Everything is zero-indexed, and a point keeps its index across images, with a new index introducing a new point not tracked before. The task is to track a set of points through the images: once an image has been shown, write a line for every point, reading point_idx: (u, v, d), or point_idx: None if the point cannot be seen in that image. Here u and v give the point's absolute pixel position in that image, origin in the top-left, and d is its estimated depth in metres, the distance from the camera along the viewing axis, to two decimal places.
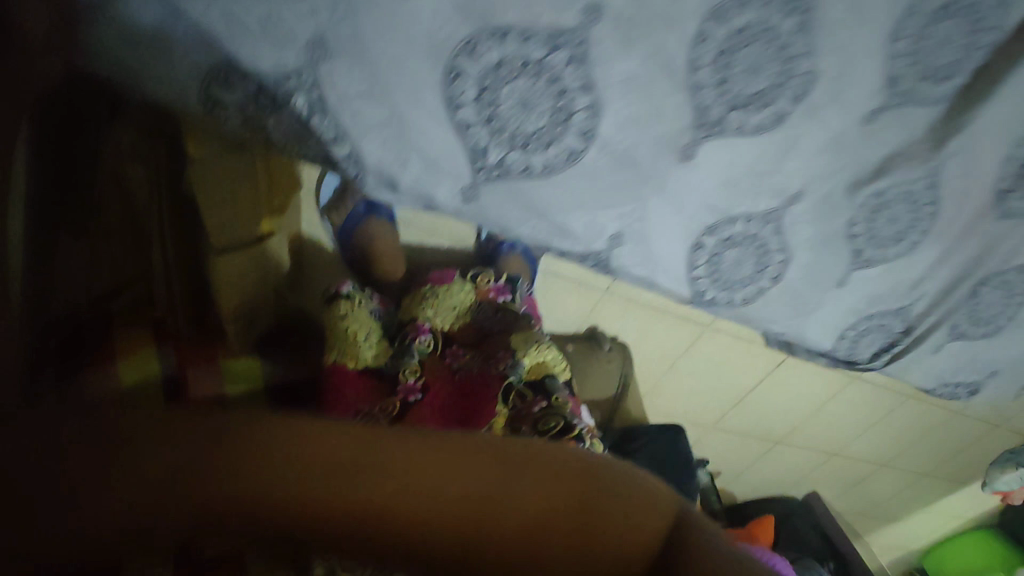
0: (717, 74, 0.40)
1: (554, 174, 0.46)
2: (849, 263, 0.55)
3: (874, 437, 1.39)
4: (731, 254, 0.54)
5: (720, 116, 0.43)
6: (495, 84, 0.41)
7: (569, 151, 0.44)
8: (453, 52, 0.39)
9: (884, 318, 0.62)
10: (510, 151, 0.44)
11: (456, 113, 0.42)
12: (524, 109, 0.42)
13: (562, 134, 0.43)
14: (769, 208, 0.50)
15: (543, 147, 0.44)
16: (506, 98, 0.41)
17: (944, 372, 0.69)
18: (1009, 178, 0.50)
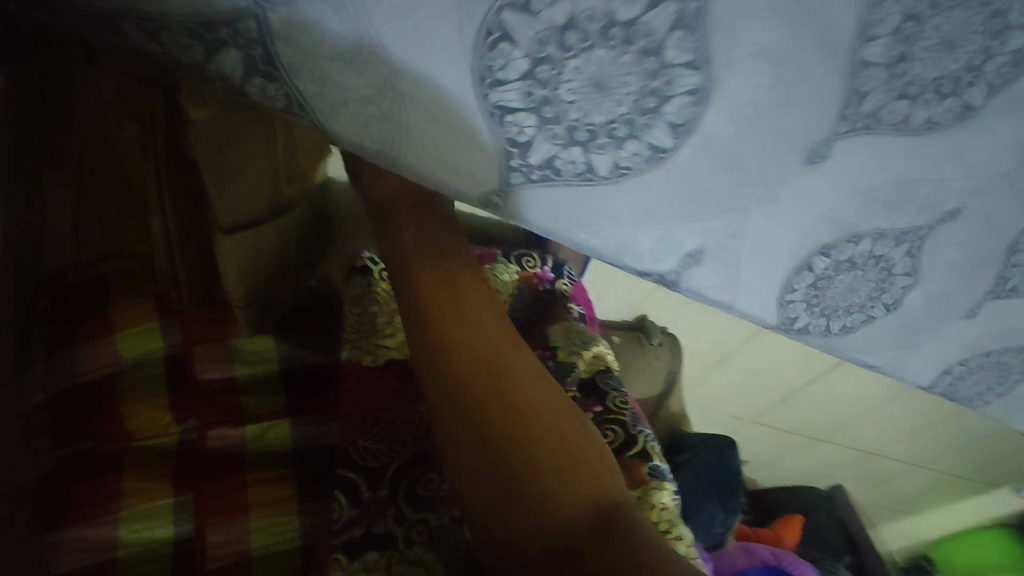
0: (892, 50, 0.28)
1: (625, 179, 0.33)
2: (987, 293, 0.45)
3: (924, 441, 1.30)
4: (846, 281, 0.42)
5: (881, 108, 0.31)
6: (558, 54, 0.28)
7: (652, 148, 0.32)
8: (502, 5, 0.26)
9: (1001, 357, 0.52)
10: (564, 150, 0.32)
11: (494, 93, 0.30)
12: (597, 92, 0.30)
13: (645, 126, 0.31)
14: (913, 226, 0.38)
15: (616, 143, 0.32)
16: (572, 75, 0.29)
17: None
18: None
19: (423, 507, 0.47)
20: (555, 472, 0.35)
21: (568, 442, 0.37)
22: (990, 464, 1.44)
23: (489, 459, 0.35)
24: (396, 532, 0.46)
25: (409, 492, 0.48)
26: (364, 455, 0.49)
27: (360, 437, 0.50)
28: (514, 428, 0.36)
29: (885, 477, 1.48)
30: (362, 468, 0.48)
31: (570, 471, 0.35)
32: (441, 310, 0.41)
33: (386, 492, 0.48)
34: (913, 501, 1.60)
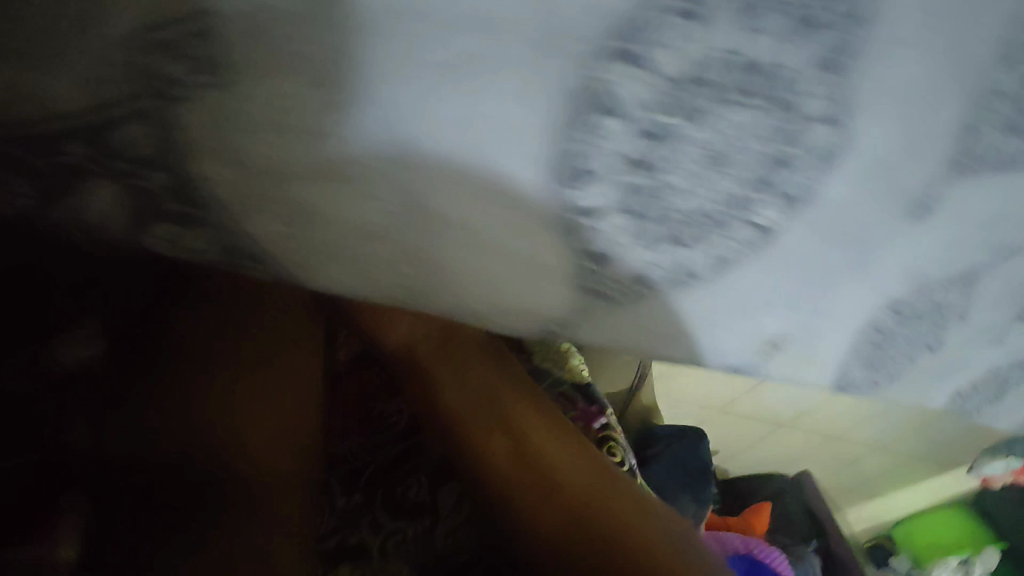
0: (999, 108, 0.26)
1: (709, 247, 0.30)
2: None
3: (885, 426, 1.34)
4: (909, 339, 0.37)
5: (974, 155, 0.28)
6: (678, 122, 0.26)
7: (758, 226, 0.29)
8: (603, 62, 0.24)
9: None
10: (654, 249, 0.30)
11: (580, 163, 0.26)
12: (711, 163, 0.27)
13: (756, 209, 0.29)
14: (973, 269, 0.32)
15: (721, 225, 0.29)
16: (680, 156, 0.27)
17: None
18: None
19: (403, 517, 0.53)
20: (612, 520, 0.44)
21: (609, 493, 0.46)
22: (947, 450, 1.49)
23: (558, 530, 0.44)
24: (369, 543, 0.51)
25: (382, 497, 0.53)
26: (346, 453, 0.55)
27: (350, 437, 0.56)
28: (563, 504, 0.45)
29: (849, 461, 1.52)
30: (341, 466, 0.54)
31: (620, 519, 0.44)
32: (468, 401, 0.49)
33: (359, 498, 0.53)
34: (874, 483, 1.66)
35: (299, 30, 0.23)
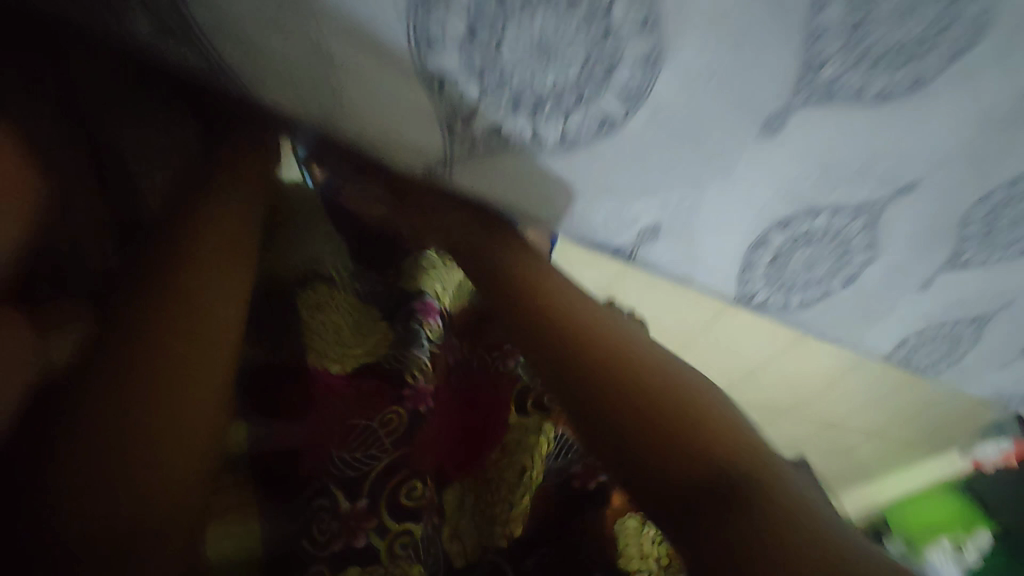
0: (847, 18, 0.27)
1: (574, 148, 0.32)
2: (941, 265, 0.45)
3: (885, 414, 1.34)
4: (804, 255, 0.42)
5: (839, 77, 0.30)
6: (500, 13, 0.26)
7: (605, 118, 0.30)
8: None
9: (955, 327, 0.54)
10: (544, 130, 0.31)
11: (431, 58, 0.28)
12: (542, 56, 0.28)
13: (595, 96, 0.29)
14: (870, 199, 0.38)
15: (565, 112, 0.30)
16: (514, 38, 0.27)
17: (1001, 384, 0.64)
18: None
19: (408, 517, 0.38)
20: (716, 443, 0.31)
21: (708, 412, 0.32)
22: (939, 432, 1.51)
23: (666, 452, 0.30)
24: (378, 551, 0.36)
25: (389, 500, 0.38)
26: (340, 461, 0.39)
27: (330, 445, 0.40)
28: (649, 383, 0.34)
29: (842, 446, 1.53)
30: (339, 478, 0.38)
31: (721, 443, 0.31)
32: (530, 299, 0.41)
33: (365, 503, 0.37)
34: (869, 468, 1.67)
35: None
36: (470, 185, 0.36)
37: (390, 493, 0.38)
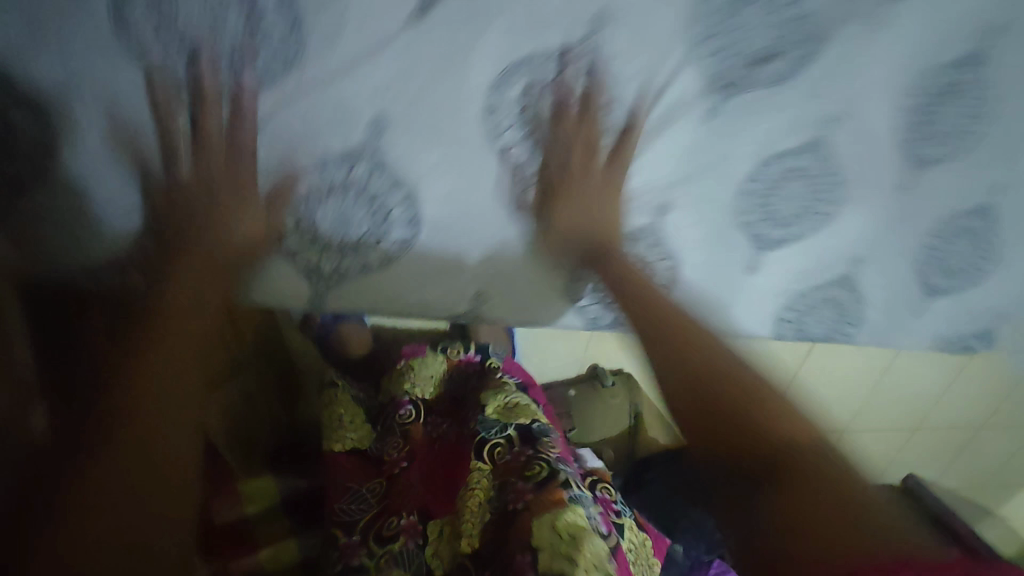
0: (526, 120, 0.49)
1: (385, 268, 0.56)
2: (752, 244, 0.60)
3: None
4: (613, 270, 0.60)
5: (535, 166, 0.52)
6: (311, 210, 0.52)
7: (401, 240, 0.54)
8: (270, 199, 0.51)
9: (831, 291, 0.64)
10: (365, 254, 0.55)
11: (284, 246, 0.54)
12: (343, 224, 0.52)
13: (384, 233, 0.53)
14: (640, 223, 0.58)
15: (373, 249, 0.54)
16: (325, 218, 0.52)
17: (949, 334, 0.71)
18: (911, 130, 0.55)
19: (388, 543, 0.55)
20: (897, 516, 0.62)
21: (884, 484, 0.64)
22: None
23: None
24: (367, 566, 0.54)
25: (374, 533, 0.57)
26: (340, 514, 0.60)
27: (337, 504, 0.61)
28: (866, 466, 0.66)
29: None
30: (341, 524, 0.59)
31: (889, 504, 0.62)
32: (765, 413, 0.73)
33: (357, 538, 0.57)
34: None
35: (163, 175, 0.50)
36: (341, 304, 0.60)
37: (376, 531, 0.57)
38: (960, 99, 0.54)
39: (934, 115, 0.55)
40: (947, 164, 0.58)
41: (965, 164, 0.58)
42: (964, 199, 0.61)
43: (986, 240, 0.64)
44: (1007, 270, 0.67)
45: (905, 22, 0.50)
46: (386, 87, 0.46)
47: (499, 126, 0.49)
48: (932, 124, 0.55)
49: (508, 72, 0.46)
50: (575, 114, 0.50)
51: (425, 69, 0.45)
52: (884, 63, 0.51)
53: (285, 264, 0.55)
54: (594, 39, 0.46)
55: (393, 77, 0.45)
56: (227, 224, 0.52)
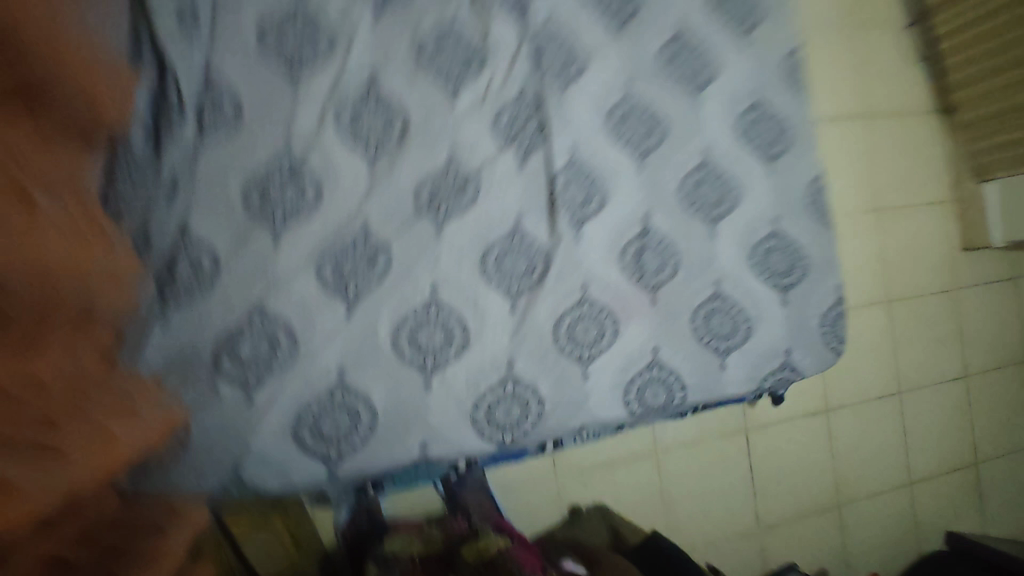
0: (415, 342, 0.87)
1: (366, 440, 0.84)
2: (582, 363, 0.93)
3: (891, 419, 1.47)
4: (503, 406, 0.89)
5: (433, 360, 0.88)
6: (312, 417, 0.82)
7: (369, 422, 0.84)
8: (286, 420, 0.81)
9: (651, 374, 0.96)
10: (354, 431, 0.83)
11: (301, 444, 0.82)
12: (337, 420, 0.83)
13: (361, 419, 0.84)
14: (502, 373, 0.90)
15: (356, 430, 0.84)
16: (323, 420, 0.83)
17: (756, 374, 1.02)
18: (632, 271, 0.98)
19: None
20: None
21: None
22: (992, 413, 1.58)
23: None
24: None
25: None
26: None
27: None
28: None
29: (952, 489, 1.53)
30: None
31: None
32: None
33: None
34: (1011, 492, 1.58)
35: (210, 419, 0.79)
36: (350, 466, 0.83)
37: None
38: (649, 250, 0.99)
39: (640, 261, 0.99)
40: (668, 280, 1.00)
41: (679, 276, 1.00)
42: (697, 293, 1.00)
43: (730, 309, 1.01)
44: (763, 319, 1.03)
45: (591, 230, 0.97)
46: (339, 345, 0.85)
47: (416, 344, 0.87)
48: (642, 266, 0.99)
49: (399, 320, 0.87)
50: (446, 328, 0.89)
51: (354, 333, 0.85)
52: (594, 248, 0.97)
53: (299, 456, 0.82)
54: (436, 293, 0.89)
55: (338, 340, 0.85)
56: (256, 442, 0.80)
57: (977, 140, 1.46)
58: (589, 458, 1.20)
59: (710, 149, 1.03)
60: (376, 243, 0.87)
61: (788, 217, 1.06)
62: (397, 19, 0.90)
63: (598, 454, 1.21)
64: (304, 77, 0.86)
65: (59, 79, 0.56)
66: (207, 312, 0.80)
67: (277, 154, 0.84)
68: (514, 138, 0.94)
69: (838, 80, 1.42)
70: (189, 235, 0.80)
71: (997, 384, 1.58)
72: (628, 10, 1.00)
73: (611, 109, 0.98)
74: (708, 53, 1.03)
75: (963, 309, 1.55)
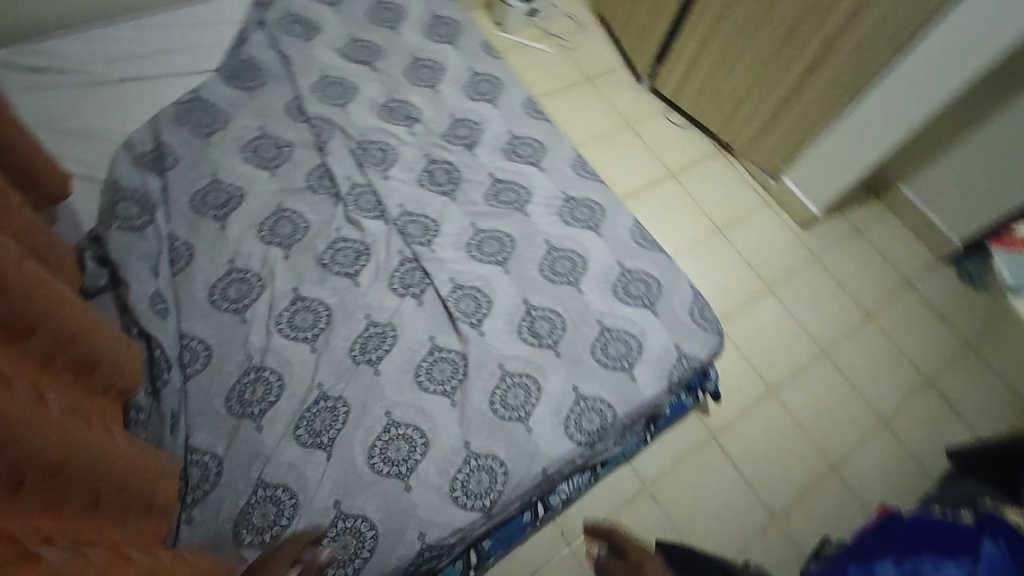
0: (386, 458, 1.08)
1: (374, 550, 1.00)
2: (522, 421, 1.15)
3: (832, 378, 1.65)
4: (474, 478, 1.08)
5: (406, 466, 1.08)
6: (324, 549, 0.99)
7: (372, 534, 1.01)
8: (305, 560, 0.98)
9: (580, 407, 1.18)
10: (362, 547, 1.00)
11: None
12: (345, 544, 1.00)
13: (364, 535, 1.01)
14: (464, 454, 1.10)
15: (363, 545, 1.00)
16: (334, 548, 0.99)
17: (663, 372, 1.24)
18: (531, 340, 1.25)
19: None
20: None
21: None
22: (915, 334, 1.77)
23: None
24: None
25: None
26: None
27: None
28: None
29: (926, 410, 1.65)
30: None
31: None
32: None
33: None
34: (981, 390, 1.70)
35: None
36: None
37: None
38: (537, 319, 1.27)
39: (534, 330, 1.26)
40: (561, 334, 1.26)
41: (568, 328, 1.27)
42: (588, 334, 1.26)
43: (618, 334, 1.27)
44: (646, 331, 1.28)
45: (488, 324, 1.25)
46: (329, 485, 1.05)
47: (387, 458, 1.08)
48: (538, 332, 1.26)
49: (369, 447, 1.09)
50: (407, 438, 1.11)
51: (337, 470, 1.06)
52: (496, 335, 1.24)
53: None
54: (390, 416, 1.13)
55: (326, 481, 1.05)
56: None
57: (758, 156, 1.89)
58: (590, 516, 1.35)
59: (549, 238, 1.38)
60: (333, 397, 1.13)
61: (629, 255, 1.38)
62: (301, 250, 1.28)
63: (596, 509, 1.36)
64: (248, 311, 1.20)
65: (104, 340, 0.85)
66: (221, 500, 1.01)
67: (243, 367, 1.14)
68: (407, 289, 1.28)
69: (636, 167, 1.91)
70: (193, 449, 1.05)
71: (902, 311, 1.81)
72: (453, 182, 1.43)
73: (467, 243, 1.35)
74: (519, 183, 1.45)
75: (834, 271, 1.84)
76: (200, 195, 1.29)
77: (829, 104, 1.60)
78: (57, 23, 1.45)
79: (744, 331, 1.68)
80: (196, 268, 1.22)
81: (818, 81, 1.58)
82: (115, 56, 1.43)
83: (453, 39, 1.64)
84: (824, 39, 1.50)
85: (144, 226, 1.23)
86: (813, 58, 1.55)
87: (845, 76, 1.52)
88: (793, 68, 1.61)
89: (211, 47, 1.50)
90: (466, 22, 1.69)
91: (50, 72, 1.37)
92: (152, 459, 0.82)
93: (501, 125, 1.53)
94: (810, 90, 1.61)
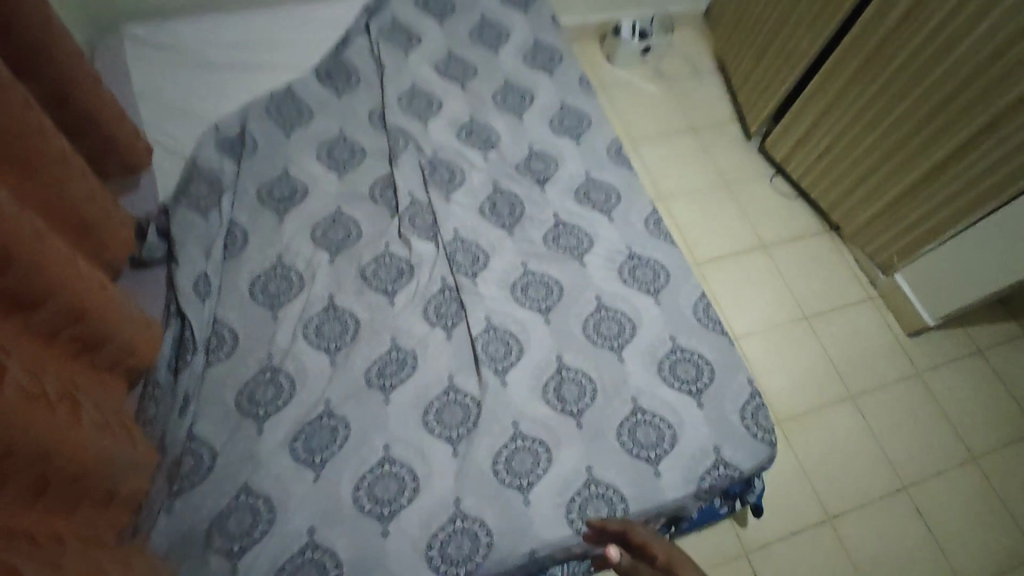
0: (371, 498, 1.03)
1: None
2: (521, 492, 1.05)
3: (910, 521, 1.39)
4: (455, 541, 1.00)
5: (389, 510, 1.02)
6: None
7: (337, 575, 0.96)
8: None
9: (588, 493, 1.06)
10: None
11: None
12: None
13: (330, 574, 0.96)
14: (452, 513, 1.02)
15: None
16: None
17: (693, 475, 1.09)
18: (555, 404, 1.14)
19: None
20: None
21: None
22: None
23: None
24: None
25: None
26: None
27: None
28: None
29: None
30: None
31: None
32: None
33: None
34: None
35: None
36: None
37: None
38: (566, 382, 1.17)
39: (560, 394, 1.15)
40: (589, 406, 1.14)
41: (598, 401, 1.15)
42: (618, 413, 1.14)
43: (651, 420, 1.13)
44: (684, 425, 1.13)
45: (513, 376, 1.16)
46: (308, 510, 1.01)
47: (373, 496, 1.03)
48: (563, 397, 1.15)
49: (358, 480, 1.04)
50: (399, 480, 1.05)
51: (321, 497, 1.02)
52: (519, 391, 1.15)
53: None
54: (388, 452, 1.07)
55: (307, 505, 1.01)
56: None
57: (869, 244, 1.66)
58: None
59: (601, 294, 1.27)
60: (337, 417, 1.09)
61: (686, 335, 1.23)
62: (347, 258, 1.27)
63: None
64: (281, 310, 1.20)
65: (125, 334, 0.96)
66: (204, 497, 1.01)
67: (261, 366, 1.13)
68: (440, 319, 1.22)
69: (724, 232, 1.74)
70: (194, 438, 1.06)
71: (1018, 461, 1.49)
72: (514, 217, 1.36)
73: (513, 283, 1.28)
74: (583, 229, 1.36)
75: (938, 393, 1.56)
76: (267, 187, 1.32)
77: (964, 205, 1.37)
78: (189, 7, 1.56)
79: (810, 440, 1.47)
80: (245, 258, 1.24)
81: (953, 177, 1.36)
82: (228, 44, 1.51)
83: (551, 70, 1.58)
84: (971, 130, 1.28)
85: (210, 208, 1.27)
86: (952, 150, 1.33)
87: (992, 175, 1.29)
88: (925, 158, 1.40)
89: (316, 46, 1.55)
90: (569, 53, 1.62)
91: (170, 51, 1.47)
92: (125, 451, 0.91)
93: (578, 166, 1.44)
94: (942, 186, 1.39)
